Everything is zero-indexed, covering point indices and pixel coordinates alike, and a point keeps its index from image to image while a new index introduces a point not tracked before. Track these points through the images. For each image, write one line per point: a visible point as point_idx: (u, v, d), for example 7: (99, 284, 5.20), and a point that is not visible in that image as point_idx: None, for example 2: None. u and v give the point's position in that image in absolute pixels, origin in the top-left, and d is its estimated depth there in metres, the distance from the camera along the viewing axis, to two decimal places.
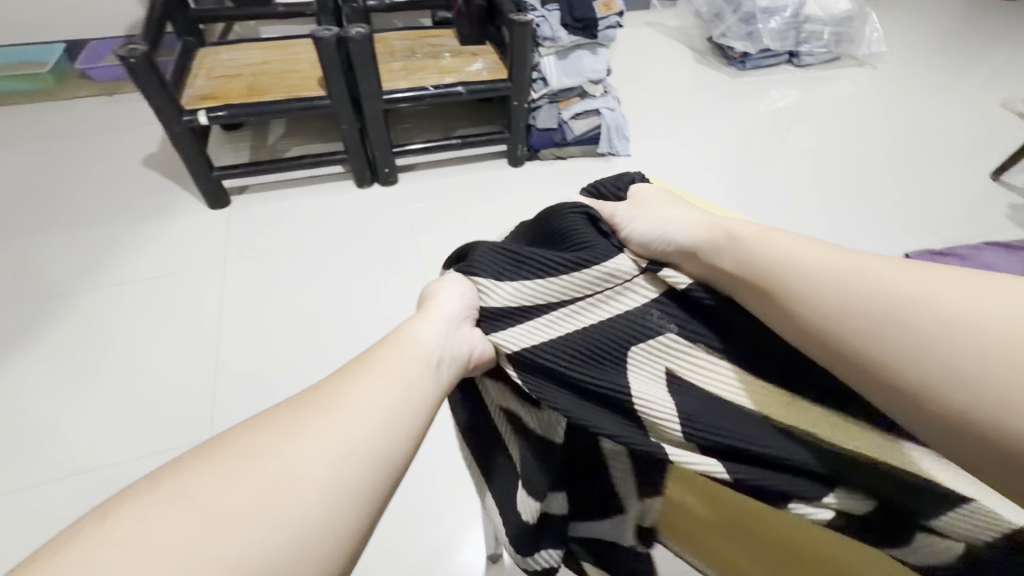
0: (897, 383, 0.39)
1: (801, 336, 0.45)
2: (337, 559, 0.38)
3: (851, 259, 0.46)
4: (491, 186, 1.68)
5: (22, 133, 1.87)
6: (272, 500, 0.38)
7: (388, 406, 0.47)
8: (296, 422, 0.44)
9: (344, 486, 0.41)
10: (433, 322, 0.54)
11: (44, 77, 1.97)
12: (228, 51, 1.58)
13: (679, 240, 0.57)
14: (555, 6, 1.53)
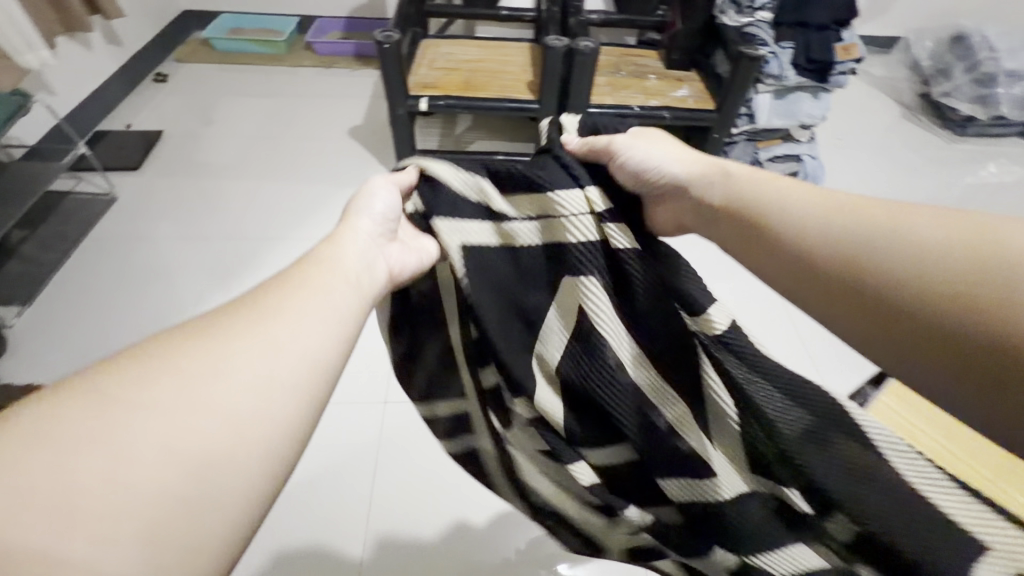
0: (882, 314, 0.39)
1: (796, 280, 0.44)
2: (242, 510, 0.33)
3: (833, 198, 0.44)
4: None
5: (250, 87, 2.07)
6: (204, 416, 0.33)
7: (313, 320, 0.41)
8: (224, 333, 0.38)
9: (270, 409, 0.36)
10: (353, 239, 0.50)
11: (278, 43, 2.16)
12: (448, 45, 1.67)
13: (674, 171, 0.52)
14: (790, 44, 1.43)
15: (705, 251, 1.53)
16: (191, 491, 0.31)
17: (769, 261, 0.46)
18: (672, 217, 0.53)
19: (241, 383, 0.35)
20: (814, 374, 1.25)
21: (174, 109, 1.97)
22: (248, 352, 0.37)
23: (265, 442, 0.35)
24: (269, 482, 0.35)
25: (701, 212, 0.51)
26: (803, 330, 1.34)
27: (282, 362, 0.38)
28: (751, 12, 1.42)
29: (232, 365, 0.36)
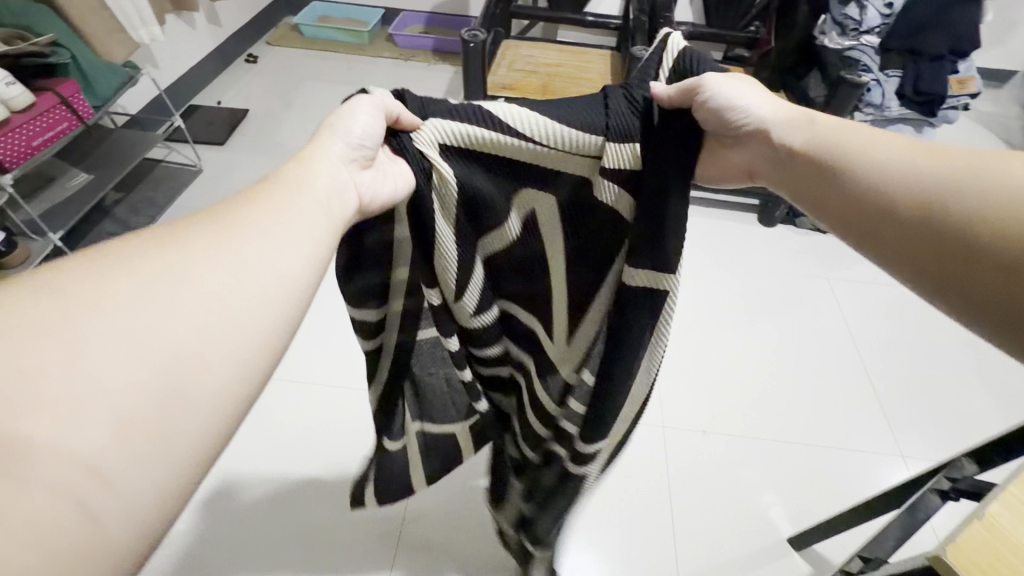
0: (974, 259, 0.39)
1: (870, 224, 0.43)
2: (194, 440, 0.29)
3: (922, 146, 0.43)
4: (731, 241, 1.57)
5: (332, 74, 2.14)
6: (152, 328, 0.29)
7: (280, 234, 0.37)
8: (180, 245, 0.34)
9: (230, 327, 0.32)
10: (327, 159, 0.44)
11: (362, 34, 2.23)
12: (529, 47, 1.66)
13: (758, 114, 0.48)
14: (897, 72, 1.34)
15: (771, 282, 1.46)
16: (140, 406, 0.28)
17: (841, 207, 0.44)
18: (733, 167, 0.51)
19: (196, 292, 0.31)
20: (883, 431, 1.16)
21: (260, 89, 2.07)
22: (204, 262, 0.33)
23: (227, 355, 0.31)
24: (233, 400, 0.31)
25: (774, 162, 0.48)
26: (874, 382, 1.25)
27: (246, 273, 0.34)
28: (856, 35, 1.35)
29: (187, 275, 0.32)
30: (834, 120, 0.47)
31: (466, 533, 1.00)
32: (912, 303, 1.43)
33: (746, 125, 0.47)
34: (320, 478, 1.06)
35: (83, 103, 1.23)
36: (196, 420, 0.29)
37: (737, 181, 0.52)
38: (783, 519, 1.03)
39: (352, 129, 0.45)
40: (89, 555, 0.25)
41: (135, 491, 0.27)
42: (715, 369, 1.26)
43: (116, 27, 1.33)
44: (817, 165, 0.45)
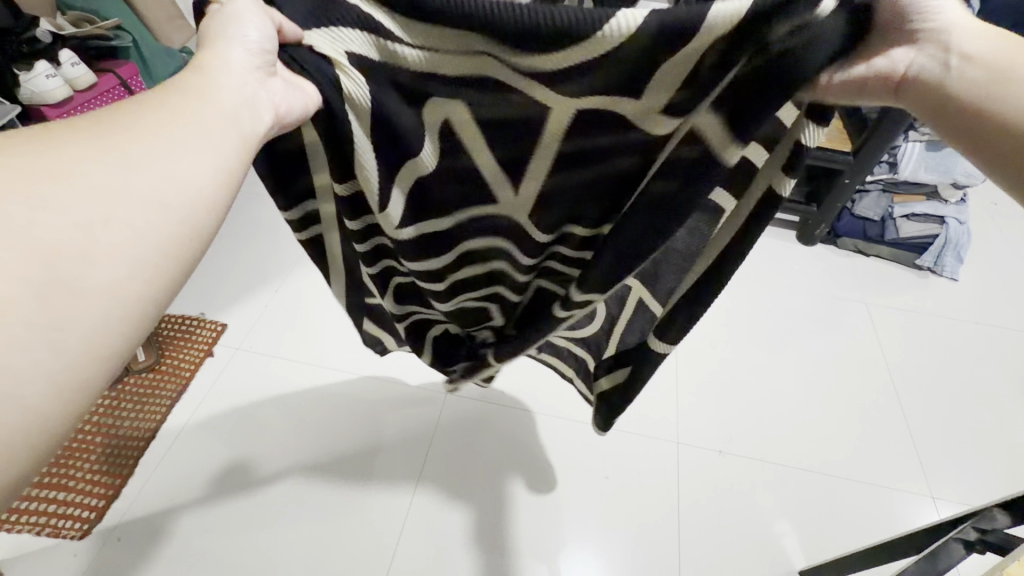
0: None
1: (1015, 148, 0.38)
2: (97, 350, 0.29)
3: None
4: (766, 258, 1.51)
5: None
6: (18, 232, 0.28)
7: (180, 138, 0.35)
8: (60, 147, 0.31)
9: (127, 241, 0.31)
10: (226, 72, 0.40)
11: None
12: None
13: (934, 12, 0.40)
14: None
15: (805, 304, 1.40)
16: (11, 313, 0.27)
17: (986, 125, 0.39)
18: (887, 73, 0.41)
19: (76, 196, 0.30)
20: (913, 468, 1.10)
21: None
22: (87, 164, 0.31)
23: (122, 262, 0.30)
24: (136, 308, 0.31)
25: (941, 71, 0.41)
26: (908, 416, 1.18)
27: (140, 179, 0.32)
28: None
29: (71, 183, 0.30)
30: (1006, 37, 0.40)
31: (469, 533, 1.01)
32: (958, 336, 1.34)
33: (923, 27, 0.40)
34: (329, 460, 1.08)
35: (140, 85, 1.29)
36: (87, 325, 0.29)
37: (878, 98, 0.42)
38: (797, 549, 0.99)
39: (246, 39, 0.42)
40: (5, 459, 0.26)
41: (22, 398, 0.26)
42: (738, 389, 1.22)
43: (176, 14, 1.39)
44: (979, 79, 0.39)
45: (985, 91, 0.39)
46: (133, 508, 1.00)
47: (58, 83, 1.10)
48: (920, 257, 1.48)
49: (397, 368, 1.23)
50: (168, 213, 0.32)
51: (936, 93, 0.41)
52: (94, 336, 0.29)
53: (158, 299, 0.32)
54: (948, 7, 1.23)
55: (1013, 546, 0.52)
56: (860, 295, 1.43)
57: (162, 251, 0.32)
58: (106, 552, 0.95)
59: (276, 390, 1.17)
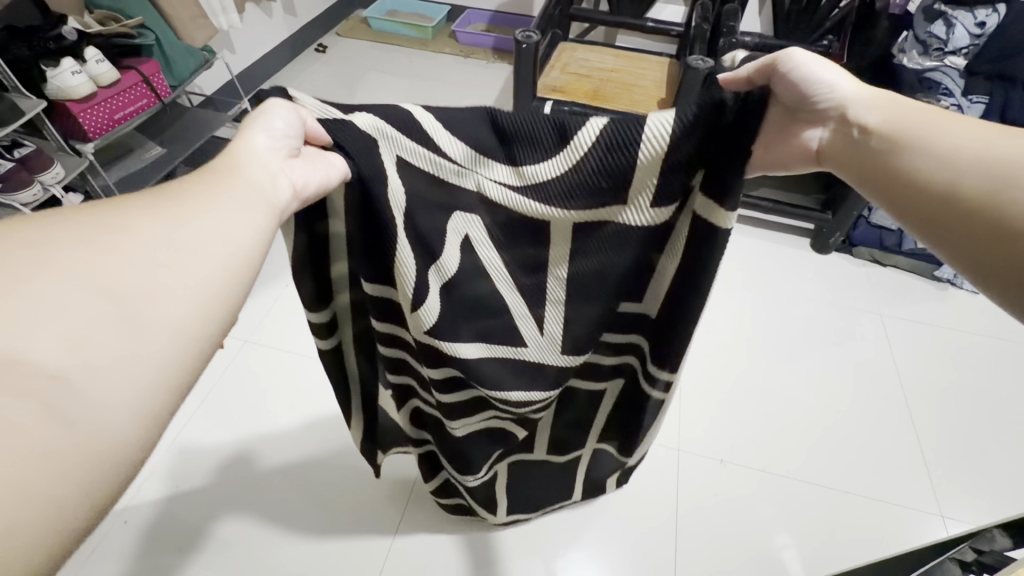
0: (995, 253, 0.37)
1: (924, 201, 0.40)
2: (162, 379, 0.31)
3: (986, 140, 0.39)
4: (779, 266, 1.49)
5: (395, 66, 2.21)
6: (88, 272, 0.31)
7: (232, 202, 0.39)
8: (127, 209, 0.35)
9: (190, 275, 0.33)
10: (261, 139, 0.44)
11: (426, 28, 2.28)
12: (586, 51, 1.64)
13: (840, 90, 0.44)
14: (982, 99, 1.26)
15: (818, 314, 1.38)
16: (87, 343, 0.29)
17: (898, 180, 0.42)
18: (804, 147, 0.46)
19: (143, 249, 0.33)
20: (923, 487, 1.07)
21: (326, 77, 2.15)
22: (146, 216, 0.35)
23: (177, 302, 0.32)
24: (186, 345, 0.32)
25: (855, 139, 0.44)
26: (919, 432, 1.15)
27: (196, 232, 0.35)
28: (940, 56, 1.23)
29: (129, 227, 0.34)
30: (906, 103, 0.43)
31: (473, 545, 0.99)
32: (978, 351, 1.30)
33: (823, 106, 0.44)
34: (332, 455, 1.09)
35: (162, 82, 1.33)
36: (143, 360, 0.30)
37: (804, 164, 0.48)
38: (796, 562, 0.97)
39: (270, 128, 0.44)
40: (69, 480, 0.27)
41: (93, 419, 0.28)
42: (743, 399, 1.20)
43: (199, 13, 1.43)
44: (884, 144, 0.42)
45: (888, 151, 0.42)
46: (149, 493, 1.03)
47: (83, 79, 1.14)
48: (939, 269, 1.44)
49: None
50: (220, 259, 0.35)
51: (855, 156, 0.44)
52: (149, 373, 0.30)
53: (206, 338, 0.33)
54: (972, 11, 1.20)
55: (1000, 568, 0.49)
56: (876, 306, 1.40)
57: (210, 291, 0.34)
58: (114, 534, 0.98)
59: (283, 384, 1.20)
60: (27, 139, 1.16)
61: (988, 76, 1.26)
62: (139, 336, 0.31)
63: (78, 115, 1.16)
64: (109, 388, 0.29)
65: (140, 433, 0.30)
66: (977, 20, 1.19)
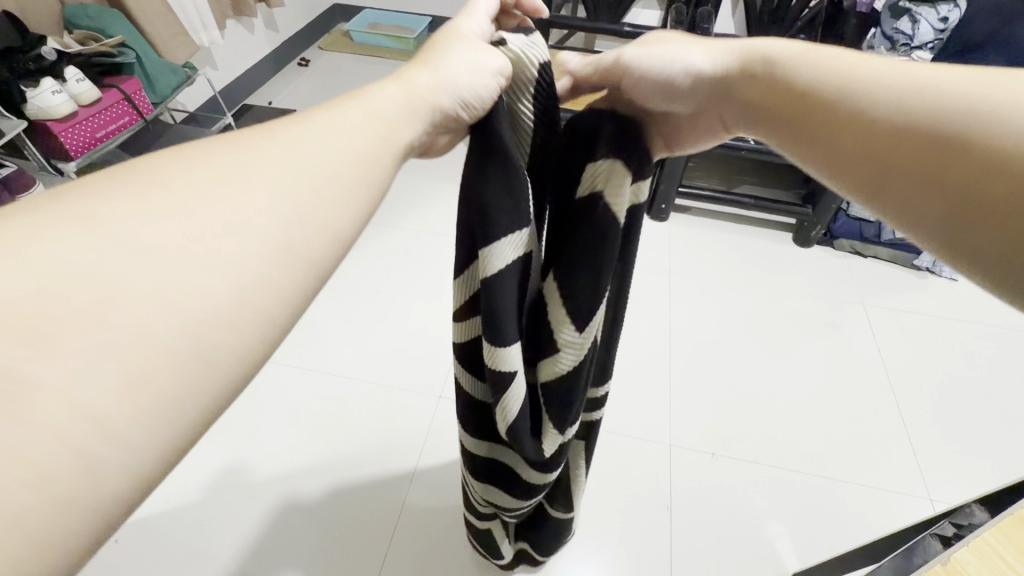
0: (928, 147, 0.34)
1: (811, 133, 0.40)
2: (195, 409, 0.26)
3: (838, 64, 0.39)
4: (764, 261, 1.51)
5: (376, 77, 2.22)
6: (165, 268, 0.27)
7: (291, 193, 0.32)
8: (82, 215, 0.27)
9: (251, 282, 0.29)
10: (447, 84, 0.43)
11: (408, 40, 2.31)
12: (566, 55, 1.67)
13: (693, 66, 0.45)
14: None
15: (802, 305, 1.40)
16: (145, 348, 0.25)
17: (815, 141, 0.39)
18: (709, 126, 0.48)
19: (102, 266, 0.25)
20: (911, 472, 1.08)
21: (308, 89, 2.16)
22: (221, 186, 0.30)
23: (193, 330, 0.26)
24: (238, 350, 0.28)
25: (743, 116, 0.44)
26: (907, 423, 1.16)
27: (269, 212, 0.30)
28: (907, 50, 1.29)
29: (200, 191, 0.29)
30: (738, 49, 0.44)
31: None
32: (959, 336, 1.33)
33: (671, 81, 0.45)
34: (329, 463, 1.09)
35: (143, 100, 1.34)
36: (136, 388, 0.24)
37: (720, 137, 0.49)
38: (790, 551, 0.98)
39: (467, 80, 0.43)
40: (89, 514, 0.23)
41: (137, 442, 0.24)
42: (723, 389, 1.21)
43: (179, 30, 1.47)
44: (799, 98, 0.40)
45: (761, 95, 0.42)
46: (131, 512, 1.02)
47: (63, 99, 1.15)
48: (918, 257, 1.47)
49: (390, 372, 1.23)
50: (276, 253, 0.30)
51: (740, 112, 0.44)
52: (150, 411, 0.25)
53: (239, 381, 0.29)
54: (935, 8, 1.27)
55: (968, 541, 0.48)
56: (858, 295, 1.43)
57: (238, 302, 0.28)
58: (106, 555, 0.96)
59: (271, 398, 1.18)
60: (8, 161, 1.16)
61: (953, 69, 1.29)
62: (103, 368, 0.24)
63: (59, 134, 1.17)
64: (64, 434, 0.22)
65: (153, 472, 0.25)
66: (941, 15, 1.27)
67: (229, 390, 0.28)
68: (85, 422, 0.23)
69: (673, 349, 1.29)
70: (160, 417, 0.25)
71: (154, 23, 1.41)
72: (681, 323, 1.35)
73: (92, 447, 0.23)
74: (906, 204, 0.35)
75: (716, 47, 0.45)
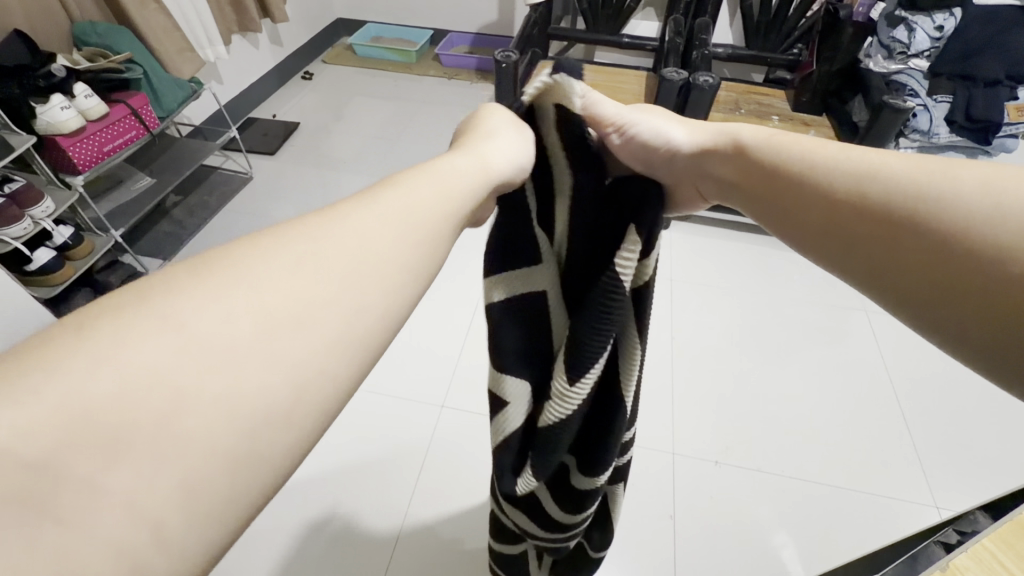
0: (913, 235, 0.33)
1: (787, 217, 0.40)
2: (241, 512, 0.24)
3: (806, 149, 0.40)
4: (767, 268, 1.52)
5: (380, 89, 2.25)
6: (190, 352, 0.24)
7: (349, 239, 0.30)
8: (138, 287, 0.26)
9: (287, 356, 0.26)
10: (474, 158, 0.41)
11: (411, 53, 2.34)
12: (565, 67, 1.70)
13: (679, 142, 0.47)
14: (946, 98, 1.29)
15: (803, 311, 1.40)
16: (184, 450, 0.23)
17: (775, 209, 0.41)
18: (696, 202, 0.50)
19: (149, 344, 0.24)
20: (916, 478, 1.08)
21: (314, 101, 2.19)
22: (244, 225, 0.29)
23: (251, 408, 0.24)
24: (284, 437, 0.25)
25: (717, 183, 0.46)
26: (910, 428, 1.16)
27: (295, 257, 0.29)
28: (903, 58, 1.31)
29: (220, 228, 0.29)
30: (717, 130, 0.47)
31: None
32: None
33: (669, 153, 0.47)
34: (334, 474, 1.09)
35: (150, 114, 1.36)
36: (176, 496, 0.22)
37: (698, 204, 0.51)
38: (795, 559, 0.98)
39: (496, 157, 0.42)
40: None
41: (178, 553, 0.22)
42: (728, 397, 1.21)
43: (186, 46, 1.50)
44: (767, 167, 0.42)
45: (743, 170, 0.43)
46: None
47: (72, 114, 1.17)
48: None
49: (396, 383, 1.23)
50: (303, 308, 0.27)
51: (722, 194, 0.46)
52: (196, 517, 0.23)
53: (290, 474, 0.26)
54: (931, 16, 1.27)
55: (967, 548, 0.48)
56: (861, 301, 1.43)
57: (282, 372, 0.26)
58: None
59: None
60: (18, 176, 1.18)
61: (950, 77, 1.30)
62: (153, 468, 0.22)
63: (69, 148, 1.18)
64: (122, 529, 0.21)
65: None
66: (936, 24, 1.27)
67: (279, 485, 0.26)
68: (131, 529, 0.21)
69: (674, 358, 1.29)
70: (208, 518, 0.23)
71: (161, 39, 1.43)
72: (683, 330, 1.35)
73: (132, 563, 0.21)
74: (889, 292, 0.35)
75: (696, 131, 0.47)
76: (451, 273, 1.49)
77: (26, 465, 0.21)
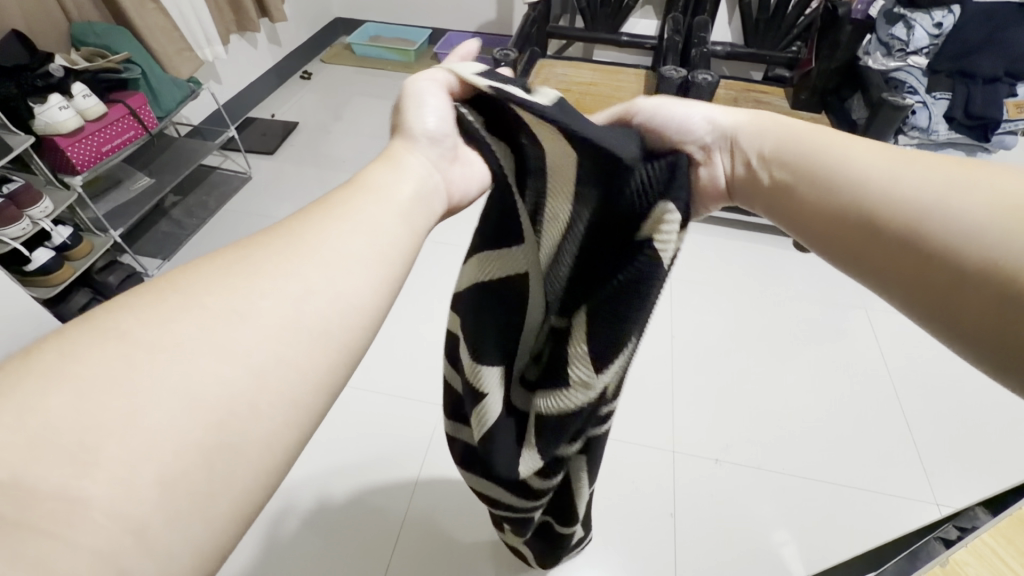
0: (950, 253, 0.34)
1: (830, 225, 0.40)
2: (224, 522, 0.27)
3: (858, 158, 0.40)
4: (765, 266, 1.52)
5: (378, 88, 2.25)
6: (173, 377, 0.27)
7: None
8: (125, 317, 0.29)
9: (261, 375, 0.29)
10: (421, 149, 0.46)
11: (410, 52, 2.34)
12: (563, 66, 1.70)
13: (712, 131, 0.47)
14: (945, 95, 1.29)
15: (802, 309, 1.40)
16: (172, 465, 0.25)
17: (814, 219, 0.41)
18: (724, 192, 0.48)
19: (136, 369, 0.27)
20: (916, 476, 1.08)
21: (313, 101, 2.19)
22: None
23: (211, 416, 0.27)
24: (262, 451, 0.28)
25: (753, 182, 0.46)
26: (910, 425, 1.16)
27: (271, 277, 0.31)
28: (903, 56, 1.31)
29: None
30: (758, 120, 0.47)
31: None
32: None
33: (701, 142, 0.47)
34: (331, 475, 1.08)
35: (149, 115, 1.36)
36: (164, 505, 0.25)
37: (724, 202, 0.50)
38: (795, 557, 0.98)
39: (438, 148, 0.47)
40: None
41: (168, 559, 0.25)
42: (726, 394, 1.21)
43: (184, 46, 1.50)
44: (810, 174, 0.42)
45: (784, 176, 0.44)
46: None
47: (70, 114, 1.17)
48: None
49: (394, 382, 1.23)
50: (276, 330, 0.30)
51: (758, 193, 0.46)
52: (184, 523, 0.25)
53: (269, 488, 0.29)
54: (929, 13, 1.28)
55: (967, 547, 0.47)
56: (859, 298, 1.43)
57: (257, 385, 0.29)
58: None
59: None
60: (16, 176, 1.18)
61: (948, 74, 1.29)
62: (143, 478, 0.25)
63: (67, 148, 1.18)
64: (99, 529, 0.23)
65: None
66: (935, 21, 1.27)
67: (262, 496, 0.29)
68: (123, 534, 0.24)
69: (674, 356, 1.29)
70: (194, 525, 0.26)
71: (159, 39, 1.43)
72: (682, 329, 1.35)
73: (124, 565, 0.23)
74: (923, 306, 0.35)
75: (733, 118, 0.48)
76: (449, 272, 1.48)
77: (5, 482, 0.23)
